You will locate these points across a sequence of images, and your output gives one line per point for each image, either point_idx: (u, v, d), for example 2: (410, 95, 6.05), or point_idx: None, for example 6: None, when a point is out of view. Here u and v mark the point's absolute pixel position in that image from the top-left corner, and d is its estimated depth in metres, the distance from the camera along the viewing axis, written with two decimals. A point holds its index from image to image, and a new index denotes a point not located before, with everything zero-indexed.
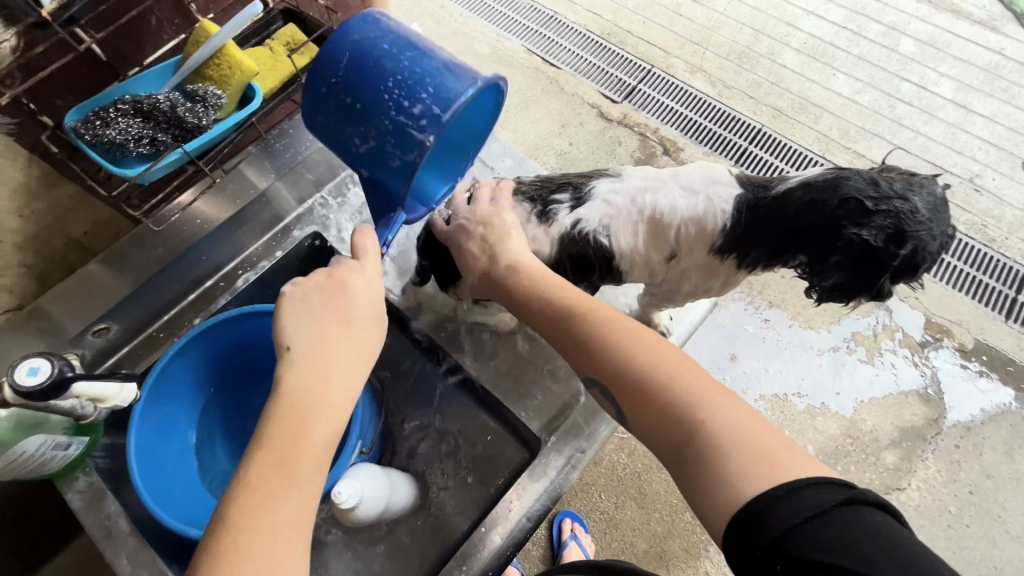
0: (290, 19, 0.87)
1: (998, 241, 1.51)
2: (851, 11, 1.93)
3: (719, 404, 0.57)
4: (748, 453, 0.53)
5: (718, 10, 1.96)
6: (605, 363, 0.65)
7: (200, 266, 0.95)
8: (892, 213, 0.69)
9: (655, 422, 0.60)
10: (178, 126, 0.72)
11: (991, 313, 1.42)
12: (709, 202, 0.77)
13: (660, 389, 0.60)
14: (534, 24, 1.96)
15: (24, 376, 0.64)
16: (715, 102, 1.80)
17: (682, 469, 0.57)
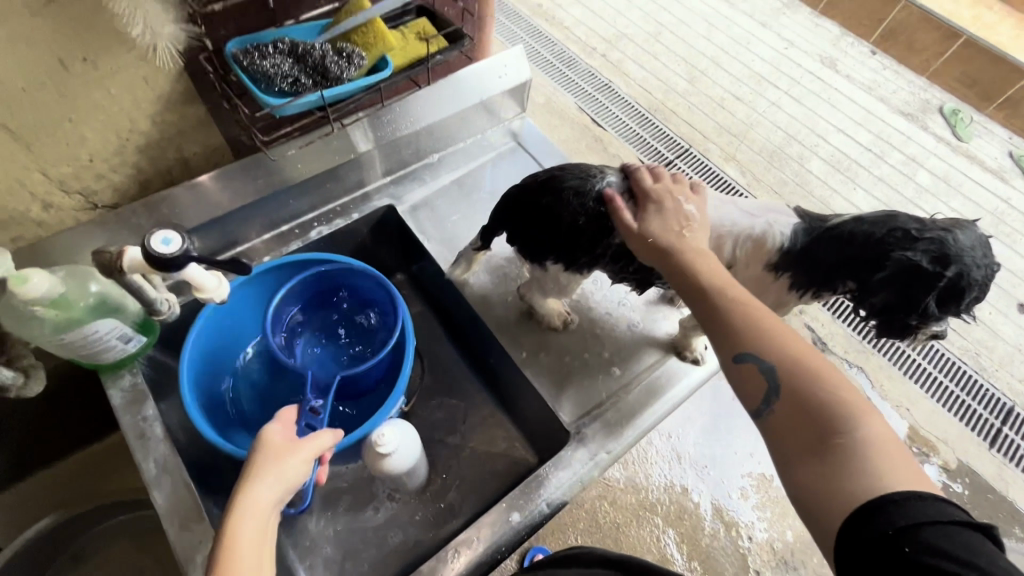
0: (422, 14, 0.97)
1: (988, 370, 1.62)
2: (878, 137, 2.12)
3: (880, 418, 0.56)
4: (901, 465, 0.52)
5: (758, 111, 2.15)
6: (755, 341, 0.63)
7: (283, 211, 1.01)
8: (937, 240, 0.76)
9: (799, 413, 0.58)
10: (321, 74, 0.80)
11: (976, 439, 1.47)
12: (769, 225, 0.86)
13: (818, 382, 0.59)
14: (591, 88, 2.13)
15: (158, 244, 0.69)
16: (743, 190, 1.93)
17: (820, 461, 0.54)
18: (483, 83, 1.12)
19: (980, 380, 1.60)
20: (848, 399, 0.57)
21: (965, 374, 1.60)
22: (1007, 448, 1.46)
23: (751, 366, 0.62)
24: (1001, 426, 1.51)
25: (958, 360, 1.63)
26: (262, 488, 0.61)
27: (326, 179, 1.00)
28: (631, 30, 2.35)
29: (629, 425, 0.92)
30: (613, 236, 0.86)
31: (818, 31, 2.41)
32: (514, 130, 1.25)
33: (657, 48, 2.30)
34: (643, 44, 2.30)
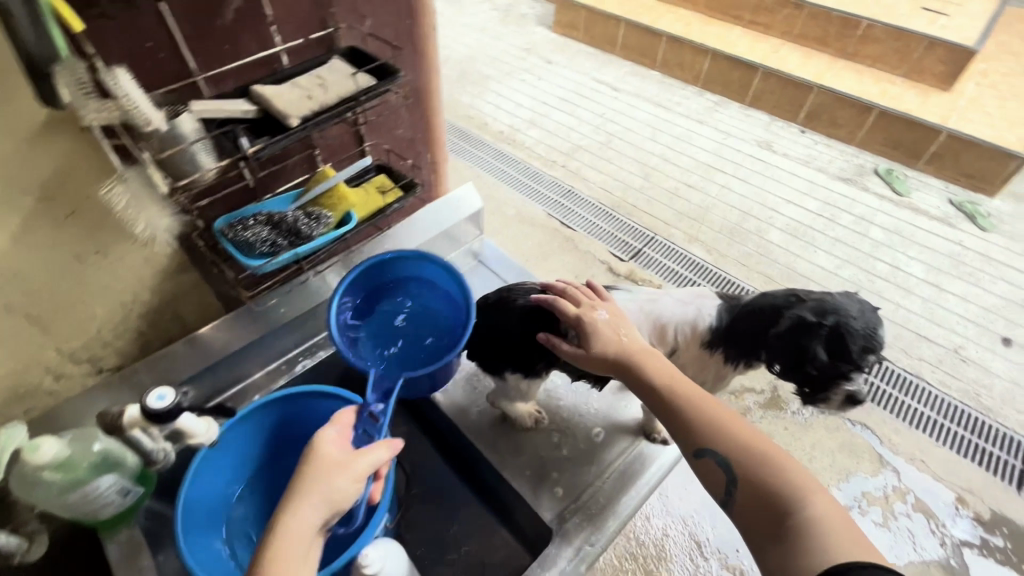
0: (381, 170, 1.16)
1: (994, 409, 1.66)
2: (825, 203, 2.32)
3: (826, 495, 0.65)
4: (846, 540, 0.60)
5: (711, 195, 2.37)
6: (710, 435, 0.73)
7: (270, 351, 1.12)
8: (818, 299, 0.88)
9: (756, 500, 0.67)
10: (294, 234, 0.96)
11: (1000, 482, 1.51)
12: (698, 310, 0.98)
13: (767, 469, 0.68)
14: (556, 195, 2.37)
15: (152, 400, 0.82)
16: (712, 267, 2.09)
17: (780, 547, 0.62)
18: (443, 216, 1.29)
19: (987, 420, 1.64)
20: (795, 482, 0.66)
21: (969, 415, 1.65)
22: None
23: (710, 459, 0.72)
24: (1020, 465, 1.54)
25: (959, 403, 1.68)
26: (306, 514, 0.65)
27: (307, 318, 1.12)
28: (585, 140, 2.63)
29: (608, 513, 0.95)
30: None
31: (750, 120, 2.71)
32: (475, 251, 1.41)
33: (611, 153, 2.57)
34: (598, 152, 2.58)
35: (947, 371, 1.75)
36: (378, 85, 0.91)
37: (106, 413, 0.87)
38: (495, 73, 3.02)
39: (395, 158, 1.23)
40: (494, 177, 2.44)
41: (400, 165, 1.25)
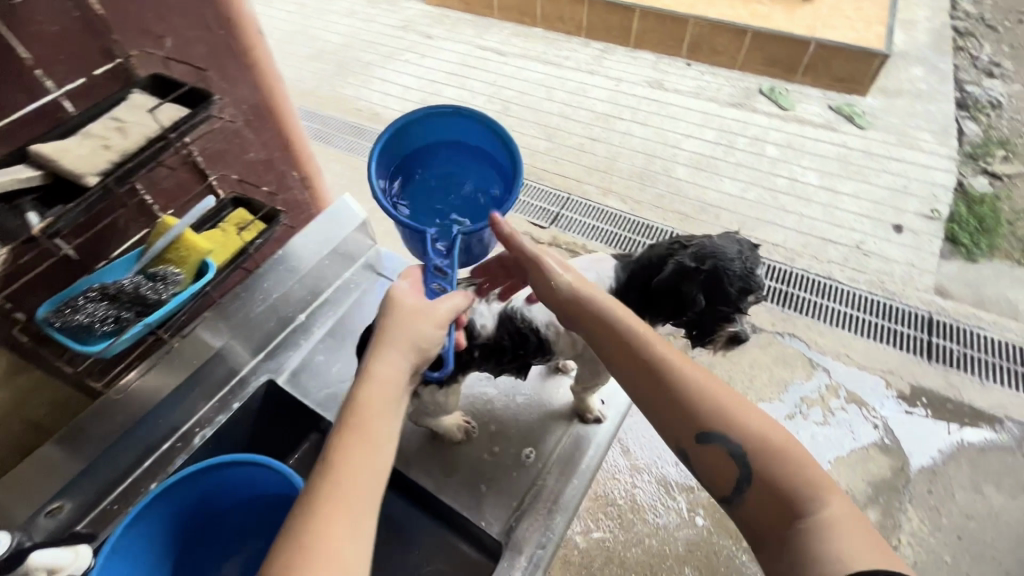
0: (239, 204, 1.03)
1: (897, 293, 1.78)
2: (720, 131, 2.36)
3: (841, 493, 0.63)
4: (862, 544, 0.58)
5: (615, 144, 2.36)
6: (724, 422, 0.67)
7: (159, 430, 0.99)
8: (697, 246, 0.89)
9: (768, 498, 0.63)
10: (140, 303, 0.83)
11: (914, 358, 1.64)
12: (601, 276, 0.95)
13: (782, 466, 0.64)
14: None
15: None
16: (629, 215, 2.10)
17: (785, 543, 0.60)
18: (325, 234, 1.18)
19: (894, 304, 1.76)
20: (811, 478, 0.63)
21: (878, 302, 1.76)
22: (942, 354, 1.64)
23: (717, 447, 0.67)
24: (928, 337, 1.67)
25: (869, 294, 1.79)
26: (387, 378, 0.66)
27: (192, 384, 1.01)
28: (481, 112, 2.53)
29: (556, 510, 0.94)
30: (474, 337, 0.91)
31: (636, 62, 2.70)
32: (372, 263, 1.32)
33: (510, 120, 2.49)
34: (497, 121, 2.49)
35: (853, 267, 1.86)
36: (196, 112, 0.79)
37: None
38: (375, 57, 2.83)
39: (248, 187, 1.11)
40: None
41: (257, 194, 1.13)
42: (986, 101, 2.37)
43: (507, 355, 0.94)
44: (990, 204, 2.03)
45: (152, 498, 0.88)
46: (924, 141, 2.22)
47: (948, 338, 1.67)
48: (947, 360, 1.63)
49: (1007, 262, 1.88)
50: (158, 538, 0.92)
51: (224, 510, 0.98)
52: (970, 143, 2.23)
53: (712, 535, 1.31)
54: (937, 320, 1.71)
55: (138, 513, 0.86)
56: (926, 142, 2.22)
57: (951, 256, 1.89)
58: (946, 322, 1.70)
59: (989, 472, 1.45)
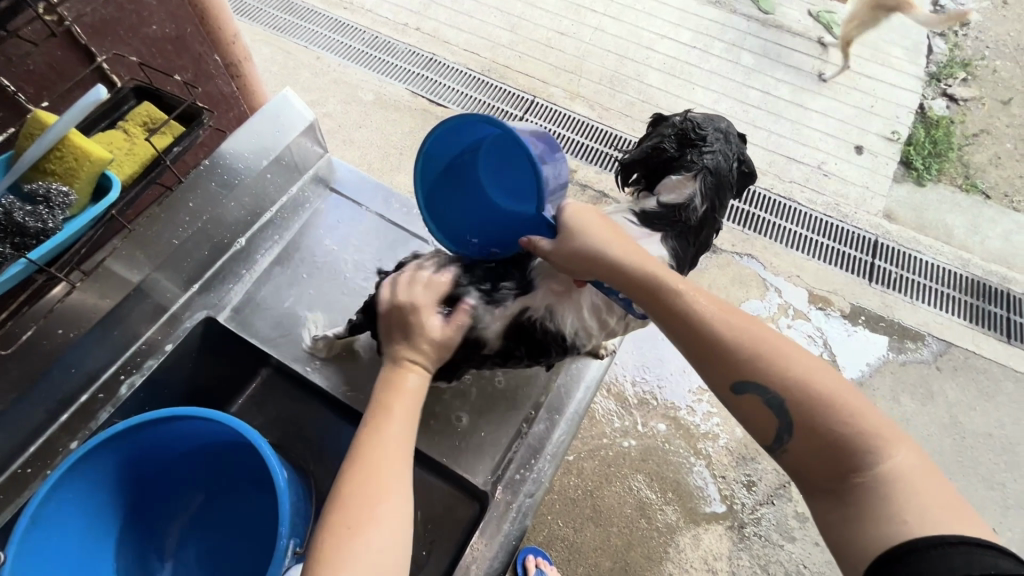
0: (144, 96, 0.79)
1: (849, 216, 1.77)
2: (697, 33, 2.14)
3: (905, 444, 0.56)
4: (930, 501, 0.53)
5: (585, 41, 2.10)
6: (769, 368, 0.60)
7: (73, 380, 0.83)
8: (732, 147, 0.88)
9: (817, 451, 0.58)
10: (18, 233, 0.62)
11: (857, 279, 1.67)
12: None
13: (834, 415, 0.57)
14: (415, 68, 1.98)
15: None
16: (597, 124, 1.92)
17: (841, 503, 0.56)
18: (261, 140, 0.95)
19: (844, 225, 1.75)
20: (871, 428, 0.56)
21: (831, 225, 1.75)
22: (884, 277, 1.67)
23: (755, 399, 0.61)
24: (872, 260, 1.70)
25: (824, 216, 1.77)
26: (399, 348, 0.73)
27: (109, 326, 0.84)
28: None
29: (542, 456, 0.89)
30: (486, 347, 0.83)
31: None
32: (321, 176, 1.11)
33: (468, 4, 2.14)
34: (453, 5, 2.13)
35: (813, 188, 1.81)
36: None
37: None
38: None
39: (155, 75, 0.85)
40: (334, 55, 1.98)
41: (170, 85, 0.87)
42: (957, 17, 2.20)
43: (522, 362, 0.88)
44: (945, 128, 1.94)
45: (80, 456, 0.74)
46: (895, 58, 2.09)
47: (890, 262, 1.70)
48: (885, 283, 1.67)
49: (952, 187, 1.85)
50: (96, 498, 0.79)
51: (168, 463, 0.86)
52: (936, 62, 2.09)
53: (662, 449, 1.34)
54: (881, 244, 1.73)
55: (63, 472, 0.73)
56: (896, 60, 2.08)
57: (902, 180, 1.86)
58: (890, 246, 1.73)
59: (911, 384, 1.52)
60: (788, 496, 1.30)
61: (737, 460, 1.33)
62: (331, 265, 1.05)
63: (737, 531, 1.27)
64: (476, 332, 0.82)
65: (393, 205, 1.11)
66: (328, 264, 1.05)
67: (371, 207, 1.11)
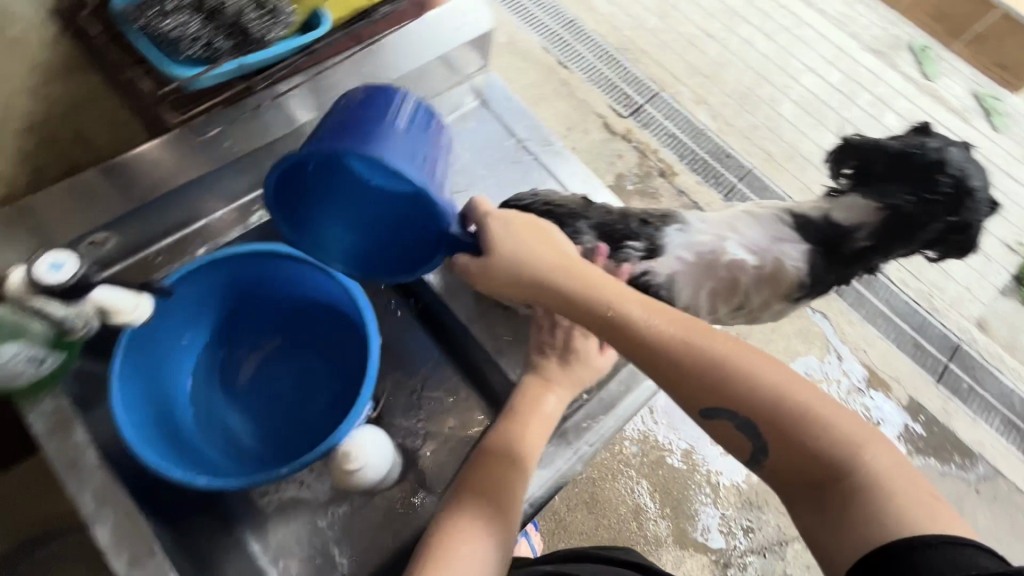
0: None
1: (939, 309, 1.67)
2: (848, 77, 2.02)
3: (877, 444, 0.53)
4: (909, 502, 0.50)
5: (730, 49, 2.02)
6: (732, 389, 0.57)
7: (214, 194, 0.87)
8: (958, 210, 0.72)
9: (795, 464, 0.54)
10: (241, 34, 0.66)
11: (925, 375, 1.57)
12: (778, 259, 0.77)
13: (804, 427, 0.54)
14: (555, 25, 1.95)
15: (45, 270, 0.65)
16: (713, 135, 1.85)
17: (819, 513, 0.53)
18: (443, 30, 0.97)
19: (930, 319, 1.65)
20: (836, 431, 0.53)
21: (917, 314, 1.65)
22: (952, 383, 1.57)
23: (722, 421, 0.58)
24: (947, 362, 1.60)
25: (913, 301, 1.67)
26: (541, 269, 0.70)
27: (264, 155, 0.87)
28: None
29: (608, 416, 0.88)
30: None
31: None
32: (476, 86, 1.12)
33: None
34: None
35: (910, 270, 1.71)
36: None
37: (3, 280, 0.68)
38: None
39: None
40: None
41: None
42: None
43: None
44: None
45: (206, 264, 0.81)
46: None
47: (965, 371, 1.60)
48: (952, 389, 1.57)
49: None
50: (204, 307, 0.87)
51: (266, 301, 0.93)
52: None
53: (677, 466, 1.32)
54: (962, 349, 1.62)
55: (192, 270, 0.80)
56: None
57: (1009, 294, 1.73)
58: (970, 354, 1.62)
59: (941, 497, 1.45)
60: (782, 554, 1.27)
61: (743, 503, 1.31)
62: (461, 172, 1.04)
63: (721, 569, 1.26)
64: None
65: (537, 132, 1.09)
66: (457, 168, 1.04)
67: (507, 123, 1.09)
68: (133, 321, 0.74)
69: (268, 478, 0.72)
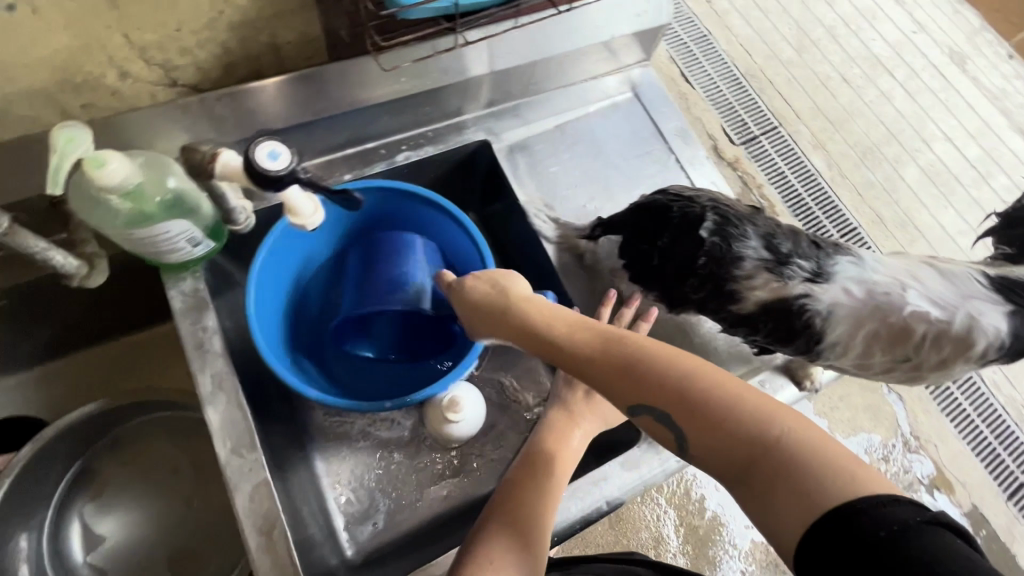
0: None
1: None
2: (988, 155, 1.64)
3: (788, 414, 0.51)
4: (829, 463, 0.47)
5: (863, 100, 1.66)
6: (647, 380, 0.56)
7: (370, 126, 0.90)
8: None
9: (720, 450, 0.51)
10: None
11: None
12: (967, 317, 0.75)
13: (711, 408, 0.52)
14: (686, 36, 1.66)
15: (264, 157, 0.58)
16: (824, 183, 1.52)
17: (749, 491, 0.49)
18: (625, 11, 0.95)
19: None
20: (740, 403, 0.51)
21: None
22: None
23: (648, 417, 0.56)
24: None
25: None
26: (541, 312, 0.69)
27: (428, 99, 0.89)
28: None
29: None
30: (737, 304, 0.77)
31: (955, 13, 1.85)
32: (632, 79, 1.07)
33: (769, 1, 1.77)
34: None
35: None
36: None
37: (196, 153, 0.66)
38: None
39: None
40: None
41: None
42: None
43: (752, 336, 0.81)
44: None
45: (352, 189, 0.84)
46: None
47: None
48: None
49: None
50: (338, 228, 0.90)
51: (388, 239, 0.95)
52: None
53: None
54: None
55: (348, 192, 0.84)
56: None
57: None
58: None
59: None
60: None
61: None
62: (599, 157, 1.01)
63: None
64: (738, 288, 0.77)
65: (684, 138, 1.05)
66: (597, 153, 1.02)
67: (657, 121, 1.05)
68: (303, 227, 0.69)
69: (372, 408, 0.74)
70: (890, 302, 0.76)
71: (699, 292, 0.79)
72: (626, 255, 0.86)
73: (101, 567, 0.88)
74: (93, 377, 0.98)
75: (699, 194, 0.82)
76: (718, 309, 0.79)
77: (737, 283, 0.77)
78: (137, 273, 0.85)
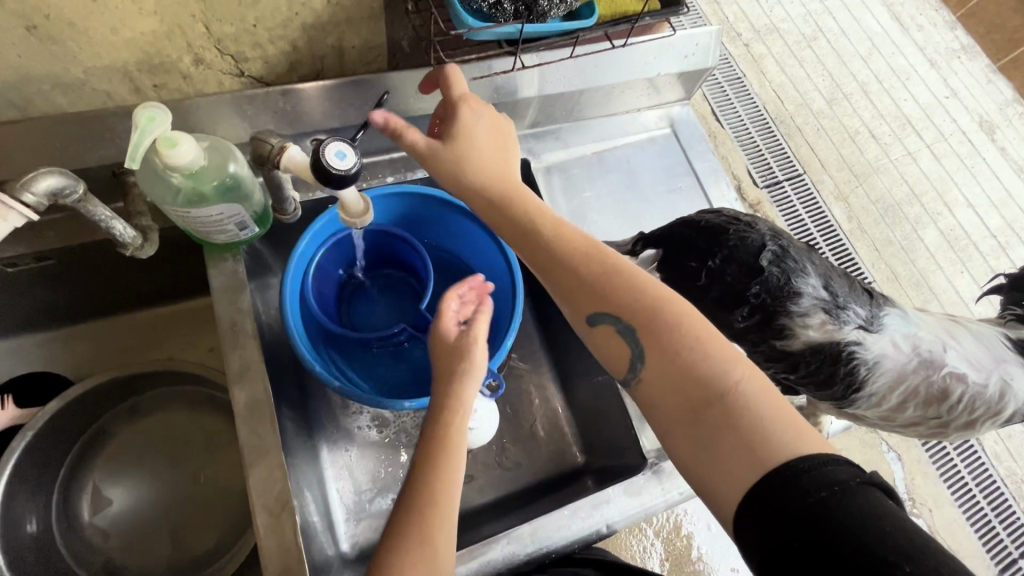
0: None
1: None
2: (1010, 227, 1.66)
3: (746, 365, 0.61)
4: (772, 420, 0.56)
5: (890, 157, 1.68)
6: (619, 302, 0.67)
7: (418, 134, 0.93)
8: None
9: (678, 383, 0.62)
10: (527, 4, 0.73)
11: None
12: (1002, 382, 0.79)
13: (679, 345, 0.63)
14: (721, 76, 1.70)
15: (332, 155, 0.62)
16: (843, 236, 1.54)
17: (700, 428, 0.59)
18: (675, 50, 0.98)
19: None
20: (710, 354, 0.61)
21: None
22: None
23: (608, 328, 0.67)
24: None
25: None
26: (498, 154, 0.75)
27: None
28: (785, 15, 1.85)
29: None
30: (787, 339, 0.76)
31: (988, 82, 1.87)
32: (671, 115, 1.10)
33: (807, 51, 1.80)
34: (794, 44, 1.81)
35: None
36: None
37: (262, 143, 0.69)
38: None
39: None
40: None
41: None
42: None
43: (789, 374, 0.79)
44: None
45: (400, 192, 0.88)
46: None
47: None
48: None
49: None
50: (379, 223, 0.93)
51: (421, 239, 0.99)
52: None
53: None
54: None
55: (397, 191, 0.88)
56: None
57: None
58: None
59: None
60: None
61: None
62: (631, 187, 1.04)
63: None
64: (791, 324, 0.75)
65: (715, 178, 1.08)
66: (630, 183, 1.04)
67: (692, 159, 1.08)
68: (355, 224, 0.72)
69: (391, 406, 0.76)
70: (934, 362, 0.78)
71: (748, 322, 0.77)
72: (670, 277, 0.84)
73: (105, 529, 0.90)
74: (119, 343, 1.01)
75: (757, 221, 0.82)
76: (763, 340, 0.78)
77: (790, 318, 0.75)
78: (177, 249, 0.89)
